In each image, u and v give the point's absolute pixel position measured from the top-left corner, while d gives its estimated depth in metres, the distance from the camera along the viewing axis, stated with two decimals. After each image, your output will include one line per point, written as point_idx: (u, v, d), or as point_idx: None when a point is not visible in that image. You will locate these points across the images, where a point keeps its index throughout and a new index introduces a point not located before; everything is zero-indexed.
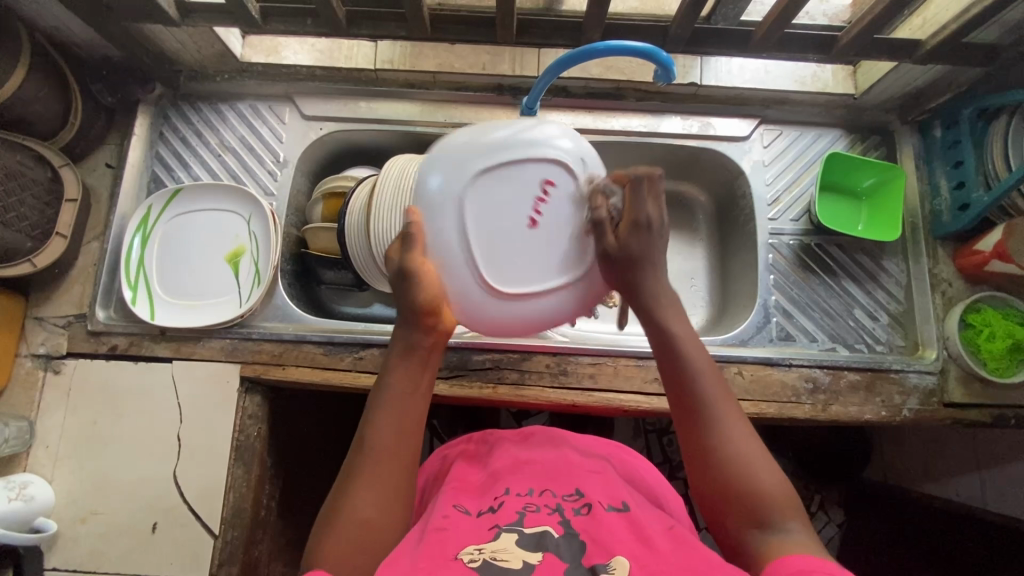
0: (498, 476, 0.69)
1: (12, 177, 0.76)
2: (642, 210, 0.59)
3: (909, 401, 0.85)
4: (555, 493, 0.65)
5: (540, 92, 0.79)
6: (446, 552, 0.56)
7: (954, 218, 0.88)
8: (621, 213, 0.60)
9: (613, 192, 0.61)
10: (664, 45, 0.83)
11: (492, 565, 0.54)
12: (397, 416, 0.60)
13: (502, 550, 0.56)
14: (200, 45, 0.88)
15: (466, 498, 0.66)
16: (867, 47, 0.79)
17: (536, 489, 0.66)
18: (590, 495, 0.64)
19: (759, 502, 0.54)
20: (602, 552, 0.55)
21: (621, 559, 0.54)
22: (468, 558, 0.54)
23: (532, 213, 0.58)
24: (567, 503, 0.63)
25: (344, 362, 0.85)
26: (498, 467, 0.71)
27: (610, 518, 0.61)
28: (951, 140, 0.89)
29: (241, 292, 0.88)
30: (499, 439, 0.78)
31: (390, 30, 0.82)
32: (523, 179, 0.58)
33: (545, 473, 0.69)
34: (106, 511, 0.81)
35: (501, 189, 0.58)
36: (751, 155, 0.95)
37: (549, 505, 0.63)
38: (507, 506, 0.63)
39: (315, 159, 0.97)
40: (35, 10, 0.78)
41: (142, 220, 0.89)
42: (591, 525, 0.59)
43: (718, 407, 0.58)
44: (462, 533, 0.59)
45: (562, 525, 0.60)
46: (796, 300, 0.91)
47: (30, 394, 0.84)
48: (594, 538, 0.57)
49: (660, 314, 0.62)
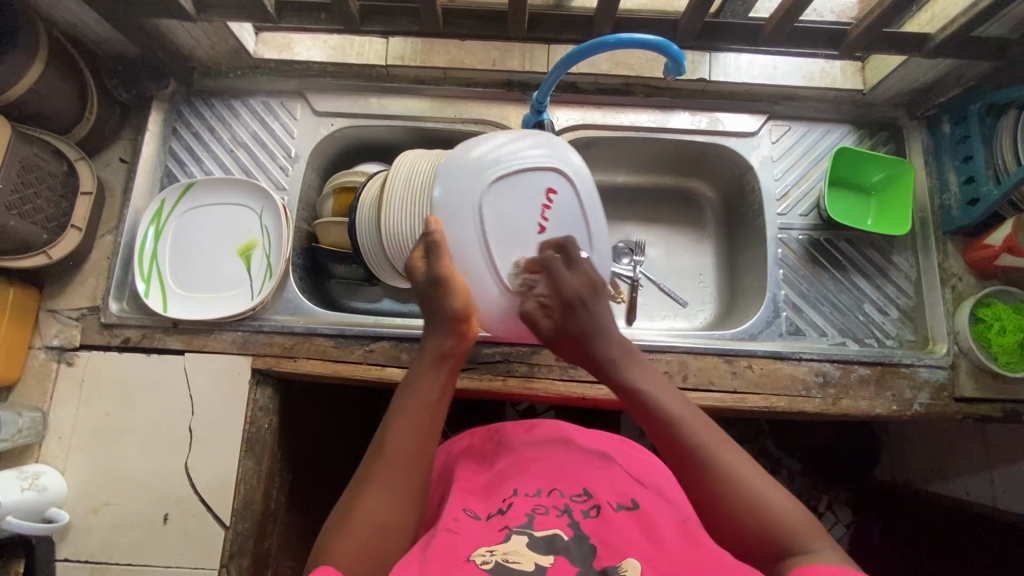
0: (505, 476, 0.70)
1: (29, 170, 0.77)
2: (568, 291, 0.67)
3: (920, 395, 0.85)
4: (563, 494, 0.65)
5: (549, 87, 0.82)
6: (458, 554, 0.56)
7: (964, 212, 0.88)
8: (549, 298, 0.68)
9: (537, 280, 0.70)
10: (674, 38, 0.83)
11: (504, 567, 0.54)
12: (415, 417, 0.63)
13: (513, 553, 0.56)
14: (214, 41, 0.89)
15: (474, 500, 0.67)
16: (876, 41, 0.80)
17: (544, 490, 0.66)
18: (599, 495, 0.64)
19: (780, 533, 0.53)
20: (612, 554, 0.56)
21: (632, 561, 0.54)
22: (480, 560, 0.55)
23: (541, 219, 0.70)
24: (576, 504, 0.63)
25: (355, 353, 0.86)
26: (505, 467, 0.71)
27: (618, 518, 0.61)
28: (960, 135, 0.89)
29: (252, 287, 0.89)
30: (505, 434, 0.77)
31: (403, 25, 0.84)
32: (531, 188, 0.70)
33: (552, 473, 0.69)
34: (118, 502, 0.82)
35: (512, 200, 0.70)
36: (760, 150, 0.95)
37: (558, 507, 0.63)
38: (517, 507, 0.63)
39: (326, 154, 0.98)
40: (53, 6, 0.80)
41: (156, 213, 0.90)
42: (601, 527, 0.59)
43: (712, 452, 0.58)
44: (473, 536, 0.59)
45: (572, 528, 0.60)
46: (805, 295, 0.91)
47: (44, 385, 0.85)
48: (603, 540, 0.58)
49: (617, 368, 0.66)
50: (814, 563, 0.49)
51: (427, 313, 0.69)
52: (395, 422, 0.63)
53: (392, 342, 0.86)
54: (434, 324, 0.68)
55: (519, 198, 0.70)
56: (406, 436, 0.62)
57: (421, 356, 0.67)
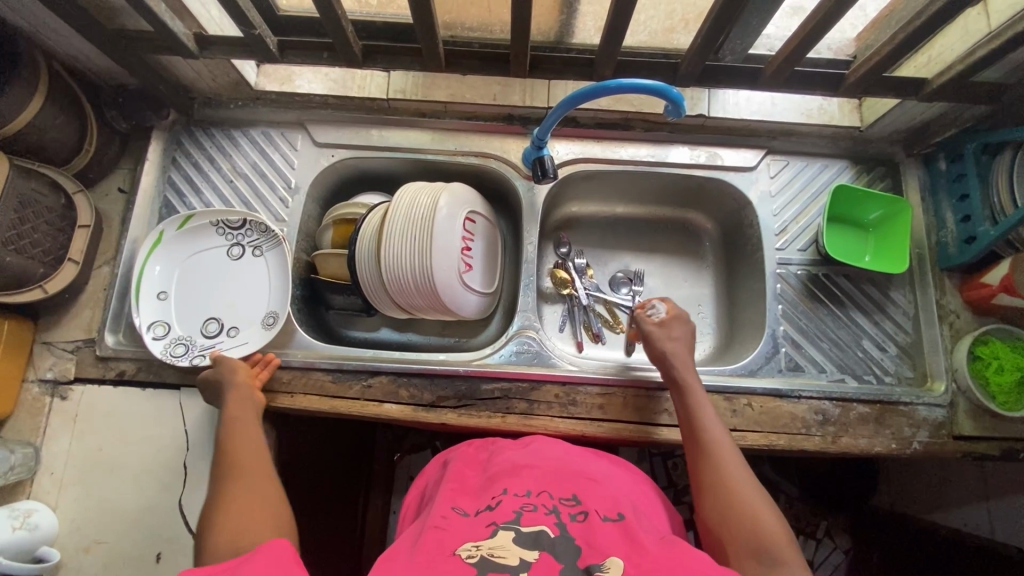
0: (496, 479, 0.67)
1: (26, 205, 0.76)
2: (586, 317, 1.00)
3: (919, 433, 0.85)
4: (553, 496, 0.63)
5: (550, 124, 0.83)
6: (445, 547, 0.55)
7: (960, 250, 0.88)
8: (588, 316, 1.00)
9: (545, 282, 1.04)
10: (674, 81, 0.84)
11: (488, 561, 0.52)
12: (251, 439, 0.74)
13: (498, 548, 0.54)
14: (215, 74, 0.89)
15: (464, 500, 0.65)
16: (874, 84, 0.80)
17: (534, 491, 0.64)
18: (588, 502, 0.62)
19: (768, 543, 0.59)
20: (597, 554, 0.54)
21: (615, 560, 0.53)
22: (466, 554, 0.54)
23: (462, 253, 0.86)
24: (564, 506, 0.61)
25: (353, 389, 0.86)
26: (498, 470, 0.69)
27: (604, 526, 0.58)
28: (957, 173, 0.90)
29: (195, 332, 0.86)
30: (500, 445, 0.75)
31: (405, 63, 0.84)
32: (453, 231, 0.85)
33: (543, 477, 0.66)
34: (110, 540, 0.80)
35: (443, 244, 0.83)
36: (758, 185, 0.95)
37: (547, 506, 0.61)
38: (506, 505, 0.61)
39: (326, 185, 0.98)
40: (53, 40, 0.80)
41: (154, 245, 0.87)
42: (587, 530, 0.57)
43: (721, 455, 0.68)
44: (460, 532, 0.58)
45: (559, 527, 0.58)
46: (804, 331, 0.91)
47: (36, 421, 0.84)
48: (589, 542, 0.56)
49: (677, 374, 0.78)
50: None
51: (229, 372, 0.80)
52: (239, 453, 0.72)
53: (391, 376, 0.86)
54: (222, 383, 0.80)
55: (447, 237, 0.84)
56: (245, 455, 0.72)
57: (229, 406, 0.77)
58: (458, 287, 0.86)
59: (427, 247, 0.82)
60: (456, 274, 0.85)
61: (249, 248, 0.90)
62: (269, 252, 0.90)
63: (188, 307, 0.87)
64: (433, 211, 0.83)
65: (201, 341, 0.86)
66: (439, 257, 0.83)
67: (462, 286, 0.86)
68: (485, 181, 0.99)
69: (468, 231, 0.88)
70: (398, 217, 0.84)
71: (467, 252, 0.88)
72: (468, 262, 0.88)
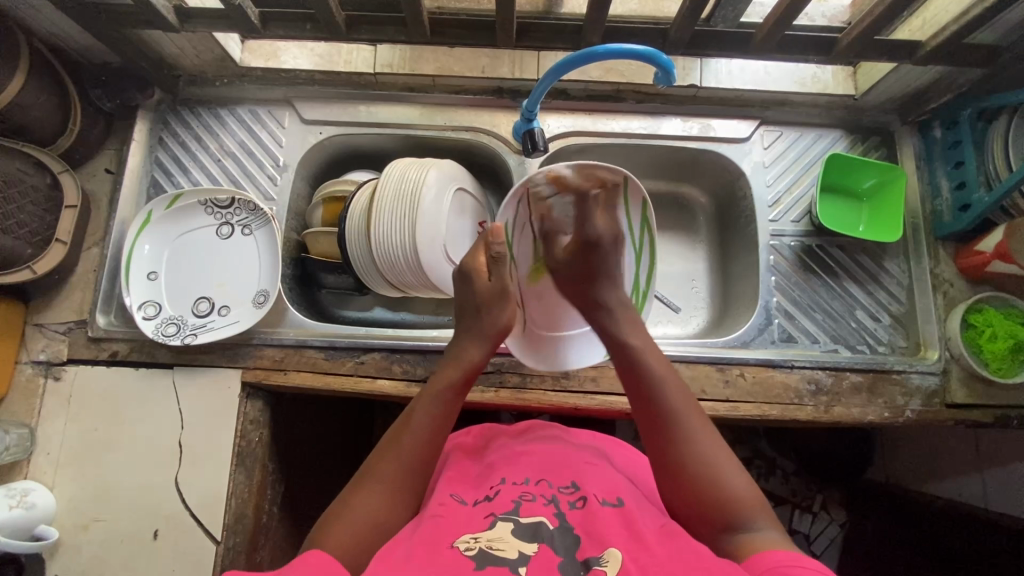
0: (493, 468, 0.67)
1: (11, 184, 0.76)
2: None
3: (912, 402, 0.85)
4: (551, 484, 0.63)
5: (539, 95, 0.81)
6: (442, 539, 0.53)
7: (955, 218, 0.88)
8: None
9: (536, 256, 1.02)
10: (664, 47, 0.82)
11: (488, 554, 0.51)
12: (436, 417, 0.65)
13: (498, 540, 0.53)
14: (200, 50, 0.88)
15: (462, 488, 0.64)
16: (866, 48, 0.79)
17: (532, 479, 0.64)
18: (586, 487, 0.62)
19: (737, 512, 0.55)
20: (596, 545, 0.53)
21: (615, 553, 0.52)
22: (463, 547, 0.52)
23: (518, 246, 0.79)
24: (562, 495, 0.61)
25: (346, 365, 0.86)
26: (496, 459, 0.69)
27: (603, 511, 0.58)
28: (953, 140, 0.89)
29: (186, 311, 0.86)
30: (496, 434, 0.75)
31: (389, 34, 0.82)
32: (436, 198, 0.84)
33: (541, 464, 0.66)
34: (109, 518, 0.81)
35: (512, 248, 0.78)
36: (751, 156, 0.94)
37: (544, 496, 0.60)
38: (504, 495, 0.61)
39: (315, 163, 0.97)
40: (31, 16, 0.79)
41: (144, 224, 0.87)
42: (586, 519, 0.57)
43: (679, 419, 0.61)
44: (459, 521, 0.57)
45: (557, 518, 0.57)
46: (797, 302, 0.91)
47: (30, 402, 0.84)
48: (589, 531, 0.55)
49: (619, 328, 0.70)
50: (775, 552, 0.50)
51: (471, 319, 0.72)
52: (414, 426, 0.63)
53: (384, 352, 0.86)
54: (469, 331, 0.71)
55: (435, 203, 0.83)
56: (419, 438, 0.63)
57: (449, 377, 0.68)
58: (547, 299, 0.82)
59: (408, 206, 0.82)
60: (518, 260, 0.80)
61: (239, 227, 0.89)
62: (258, 231, 0.89)
63: (178, 285, 0.87)
64: (413, 175, 0.83)
65: (192, 320, 0.86)
66: (426, 216, 0.82)
67: (541, 304, 0.83)
68: (476, 157, 0.98)
69: (516, 223, 0.78)
70: (381, 186, 0.83)
71: (523, 234, 0.79)
72: (525, 272, 0.81)
